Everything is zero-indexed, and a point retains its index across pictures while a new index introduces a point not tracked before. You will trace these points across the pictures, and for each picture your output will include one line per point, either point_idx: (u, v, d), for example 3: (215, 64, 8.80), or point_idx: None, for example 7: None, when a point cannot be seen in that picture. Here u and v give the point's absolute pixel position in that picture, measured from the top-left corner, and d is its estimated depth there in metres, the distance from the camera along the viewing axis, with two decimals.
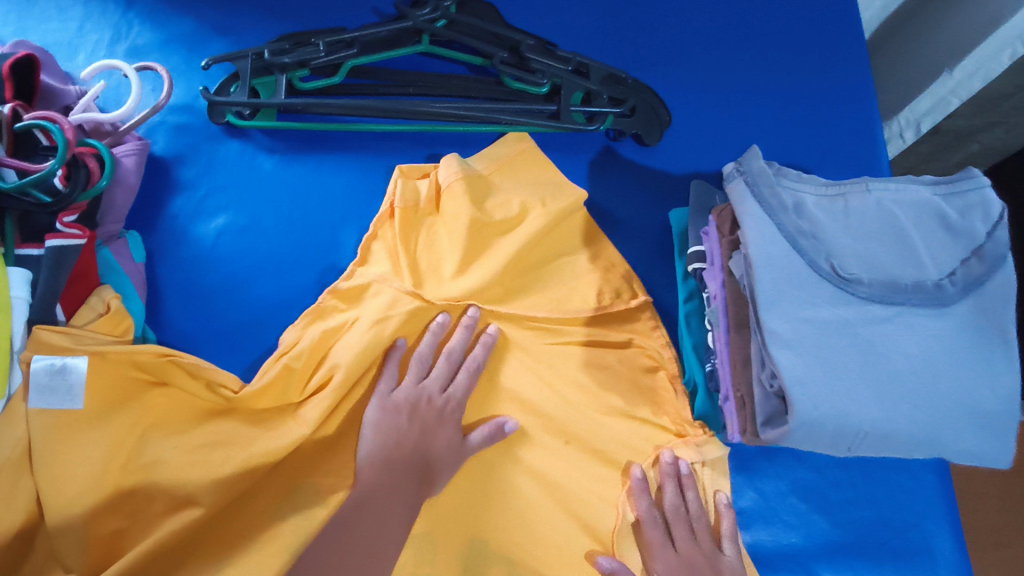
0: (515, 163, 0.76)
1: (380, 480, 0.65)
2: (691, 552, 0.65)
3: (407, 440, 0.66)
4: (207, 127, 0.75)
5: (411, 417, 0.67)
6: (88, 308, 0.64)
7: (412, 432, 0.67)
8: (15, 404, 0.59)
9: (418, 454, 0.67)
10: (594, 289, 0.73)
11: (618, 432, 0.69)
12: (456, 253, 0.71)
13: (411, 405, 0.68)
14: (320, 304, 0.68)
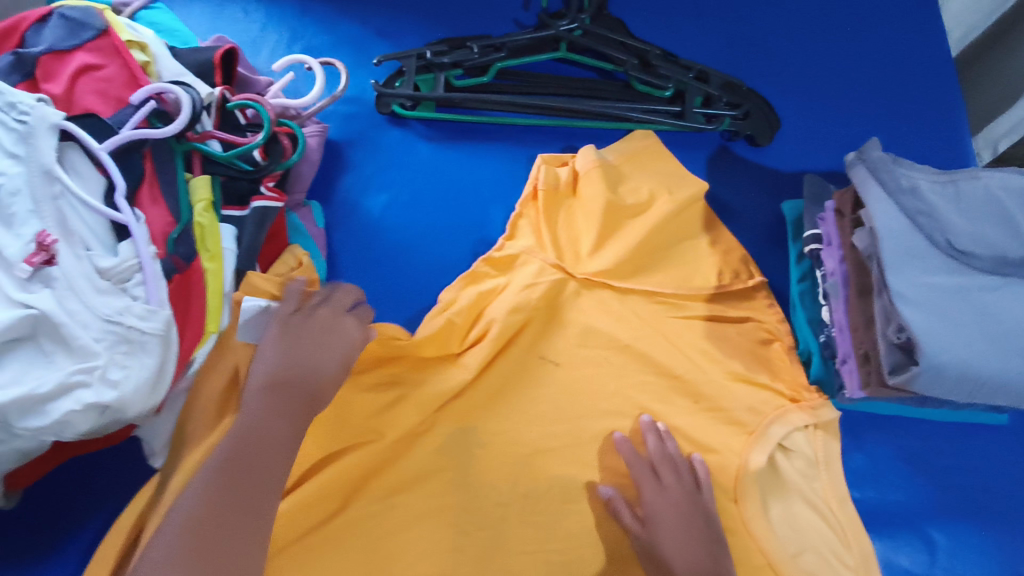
0: (644, 155, 0.85)
1: (268, 406, 0.61)
2: (675, 496, 0.70)
3: (301, 358, 0.64)
4: (373, 116, 0.85)
5: (309, 329, 0.67)
6: (283, 262, 0.74)
7: (296, 341, 0.65)
8: (226, 338, 0.71)
9: (305, 372, 0.64)
10: (715, 268, 0.81)
11: (740, 394, 0.76)
12: (593, 233, 0.80)
13: (310, 323, 0.67)
14: (475, 268, 0.77)
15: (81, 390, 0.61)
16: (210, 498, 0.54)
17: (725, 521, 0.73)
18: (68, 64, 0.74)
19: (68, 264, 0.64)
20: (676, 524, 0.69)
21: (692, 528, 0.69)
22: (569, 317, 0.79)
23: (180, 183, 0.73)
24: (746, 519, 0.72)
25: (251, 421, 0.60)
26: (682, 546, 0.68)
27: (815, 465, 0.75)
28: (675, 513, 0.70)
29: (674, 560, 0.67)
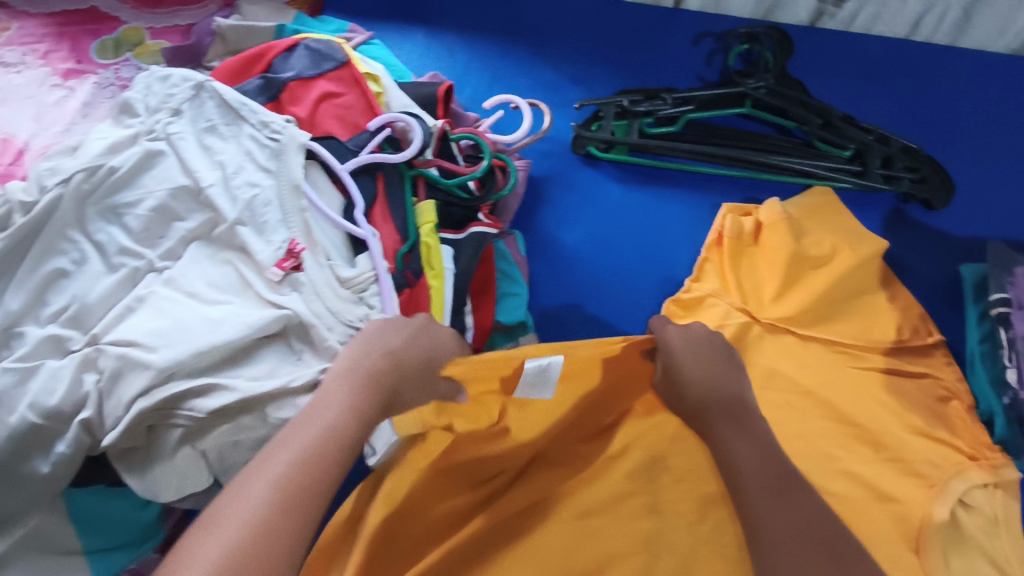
0: (822, 210, 0.88)
1: (339, 392, 0.60)
2: (693, 339, 0.75)
3: (372, 357, 0.64)
4: (570, 156, 0.92)
5: (391, 334, 0.67)
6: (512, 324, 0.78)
7: (379, 344, 0.66)
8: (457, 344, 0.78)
9: (392, 366, 0.65)
10: (892, 324, 0.83)
11: (920, 446, 0.76)
12: (777, 282, 0.83)
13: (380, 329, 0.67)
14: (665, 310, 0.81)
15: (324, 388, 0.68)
16: (274, 494, 0.51)
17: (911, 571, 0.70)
18: (311, 91, 0.82)
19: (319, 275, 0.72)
20: (694, 356, 0.73)
21: (709, 356, 0.73)
22: (752, 359, 0.82)
23: (407, 205, 0.78)
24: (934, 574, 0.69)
25: (330, 408, 0.59)
26: (699, 372, 0.71)
27: (1001, 525, 0.72)
28: (689, 349, 0.74)
29: (690, 380, 0.72)
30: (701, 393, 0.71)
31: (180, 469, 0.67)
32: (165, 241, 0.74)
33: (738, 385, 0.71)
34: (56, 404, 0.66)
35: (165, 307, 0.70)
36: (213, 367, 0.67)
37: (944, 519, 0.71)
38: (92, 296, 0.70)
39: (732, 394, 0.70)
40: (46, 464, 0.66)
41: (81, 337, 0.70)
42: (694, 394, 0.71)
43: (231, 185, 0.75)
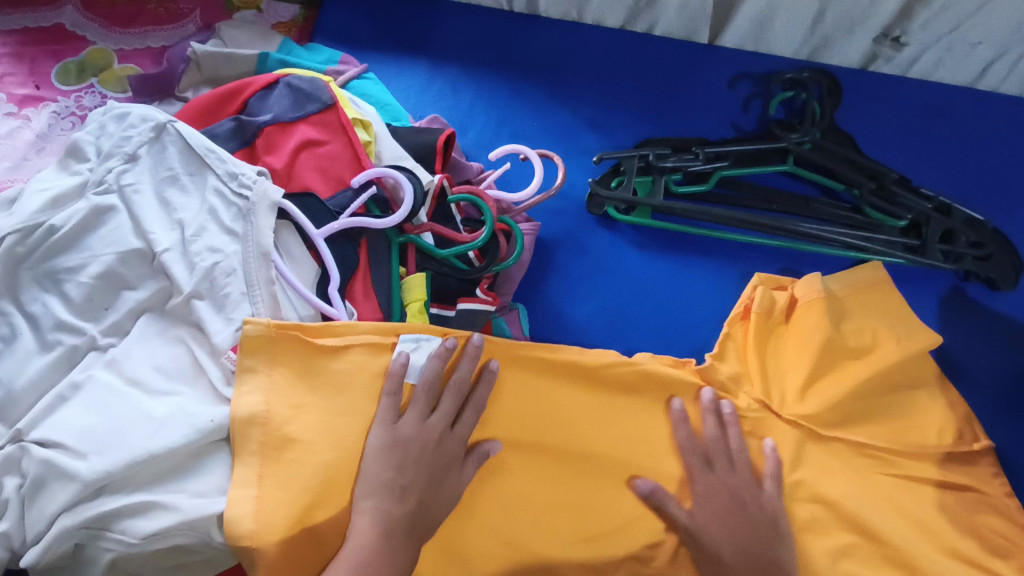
0: (871, 291, 0.77)
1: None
2: (734, 482, 0.66)
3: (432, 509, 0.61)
4: (583, 214, 0.81)
5: (438, 475, 0.62)
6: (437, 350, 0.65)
7: (427, 492, 0.61)
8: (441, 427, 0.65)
9: (422, 510, 0.61)
10: (935, 427, 0.72)
11: (963, 575, 0.66)
12: (804, 372, 0.72)
13: (439, 454, 0.62)
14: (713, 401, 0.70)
15: (239, 498, 0.56)
16: None
17: None
18: (291, 137, 0.72)
19: (274, 367, 0.61)
20: (719, 511, 0.65)
21: (742, 520, 0.64)
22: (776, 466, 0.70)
23: (393, 278, 0.68)
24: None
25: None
26: (733, 534, 0.64)
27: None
28: (722, 500, 0.65)
29: (722, 543, 0.64)
30: (738, 562, 0.63)
31: None
32: (111, 313, 0.64)
33: (779, 557, 0.63)
34: None
35: (103, 400, 0.59)
36: (153, 479, 0.56)
37: None
38: (19, 381, 0.61)
39: (770, 559, 0.62)
40: None
41: (5, 430, 0.60)
42: (727, 561, 0.63)
43: (190, 249, 0.65)
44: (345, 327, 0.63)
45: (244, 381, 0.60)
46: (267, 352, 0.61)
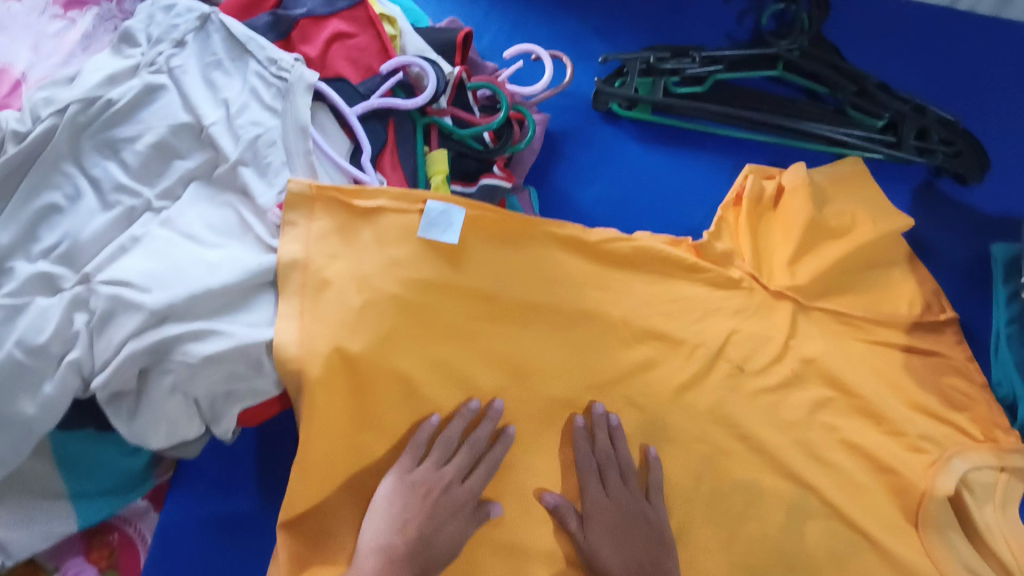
0: (851, 180, 0.84)
1: None
2: (624, 499, 0.71)
3: (434, 548, 0.65)
4: (589, 112, 0.88)
5: (441, 525, 0.66)
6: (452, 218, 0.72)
7: (433, 527, 0.66)
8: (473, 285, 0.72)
9: (424, 551, 0.65)
10: (906, 298, 0.80)
11: (924, 422, 0.75)
12: (789, 250, 0.80)
13: (441, 505, 0.67)
14: (593, 415, 0.73)
15: (285, 330, 0.64)
16: None
17: (908, 540, 0.71)
18: (323, 30, 0.78)
19: (312, 221, 0.68)
20: (610, 528, 0.70)
21: (631, 534, 0.70)
22: (763, 330, 0.78)
23: (418, 154, 0.75)
24: (932, 553, 0.71)
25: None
26: (622, 558, 0.69)
27: (994, 501, 0.73)
28: (616, 517, 0.70)
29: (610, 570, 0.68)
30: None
31: (171, 415, 0.65)
32: (164, 179, 0.71)
33: (663, 553, 0.69)
34: (45, 343, 0.64)
35: (162, 249, 0.66)
36: (210, 312, 0.64)
37: (945, 493, 0.71)
38: (84, 234, 0.68)
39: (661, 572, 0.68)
40: (31, 406, 0.64)
41: (72, 275, 0.67)
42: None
43: (234, 123, 0.71)
44: (375, 191, 0.70)
45: (284, 234, 0.67)
46: (305, 207, 0.69)
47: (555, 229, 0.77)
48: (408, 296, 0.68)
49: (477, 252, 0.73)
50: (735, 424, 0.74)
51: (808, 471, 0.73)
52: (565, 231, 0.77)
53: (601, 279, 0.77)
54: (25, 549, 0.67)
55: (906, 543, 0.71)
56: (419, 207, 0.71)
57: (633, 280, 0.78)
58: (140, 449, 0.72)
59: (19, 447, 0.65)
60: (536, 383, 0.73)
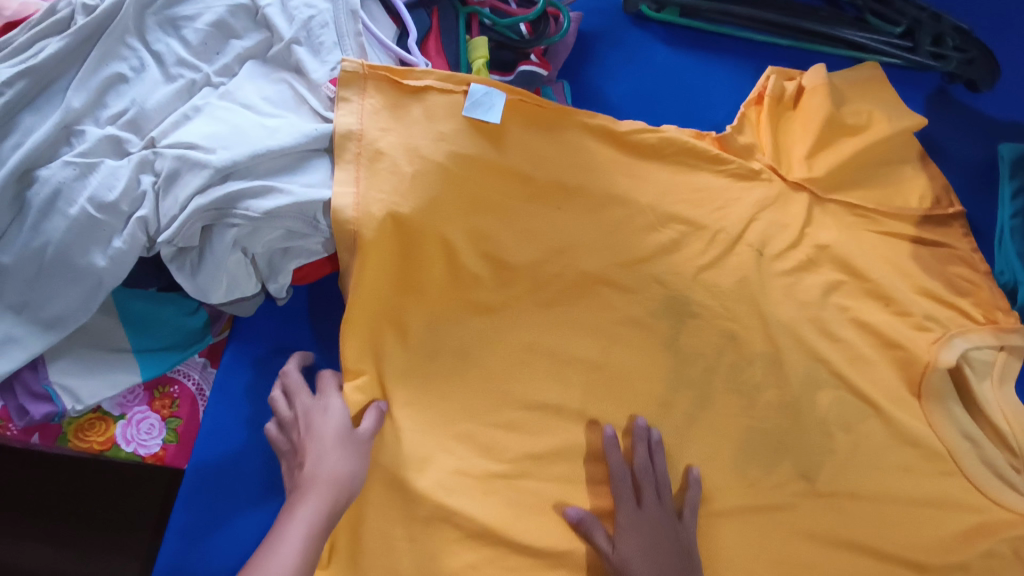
0: (868, 83, 0.88)
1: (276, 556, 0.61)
2: (656, 514, 0.71)
3: (326, 457, 0.66)
4: (619, 15, 0.92)
5: (316, 441, 0.67)
6: (494, 100, 0.75)
7: (313, 448, 0.66)
8: (512, 163, 0.76)
9: (320, 449, 0.66)
10: (917, 193, 0.85)
11: (930, 304, 0.80)
12: (808, 144, 0.84)
13: (309, 433, 0.68)
14: (638, 425, 0.74)
15: (341, 193, 0.68)
16: None
17: (910, 409, 0.77)
18: None
19: (364, 97, 0.72)
20: (643, 543, 0.69)
21: (661, 548, 0.69)
22: (782, 218, 0.83)
23: (460, 41, 0.80)
24: (930, 419, 0.77)
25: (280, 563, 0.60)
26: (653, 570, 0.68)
27: (992, 377, 0.78)
28: (648, 531, 0.70)
29: None
30: None
31: (232, 271, 0.70)
32: (221, 57, 0.75)
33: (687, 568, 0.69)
34: (115, 200, 0.68)
35: (223, 116, 0.71)
36: (269, 172, 0.69)
37: (947, 366, 0.77)
38: (149, 103, 0.72)
39: None
40: (102, 258, 0.69)
41: (139, 141, 0.71)
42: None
43: (289, 6, 0.76)
44: (423, 72, 0.74)
45: (339, 108, 0.71)
46: (357, 85, 0.72)
47: (587, 120, 0.80)
48: (453, 167, 0.72)
49: (514, 137, 0.77)
50: (754, 303, 0.79)
51: (820, 346, 0.78)
52: (596, 121, 0.80)
53: (634, 167, 0.81)
54: (94, 395, 0.72)
55: (908, 411, 0.77)
56: (464, 89, 0.75)
57: (658, 170, 0.82)
58: (199, 308, 0.78)
59: (90, 300, 0.71)
60: (569, 258, 0.77)
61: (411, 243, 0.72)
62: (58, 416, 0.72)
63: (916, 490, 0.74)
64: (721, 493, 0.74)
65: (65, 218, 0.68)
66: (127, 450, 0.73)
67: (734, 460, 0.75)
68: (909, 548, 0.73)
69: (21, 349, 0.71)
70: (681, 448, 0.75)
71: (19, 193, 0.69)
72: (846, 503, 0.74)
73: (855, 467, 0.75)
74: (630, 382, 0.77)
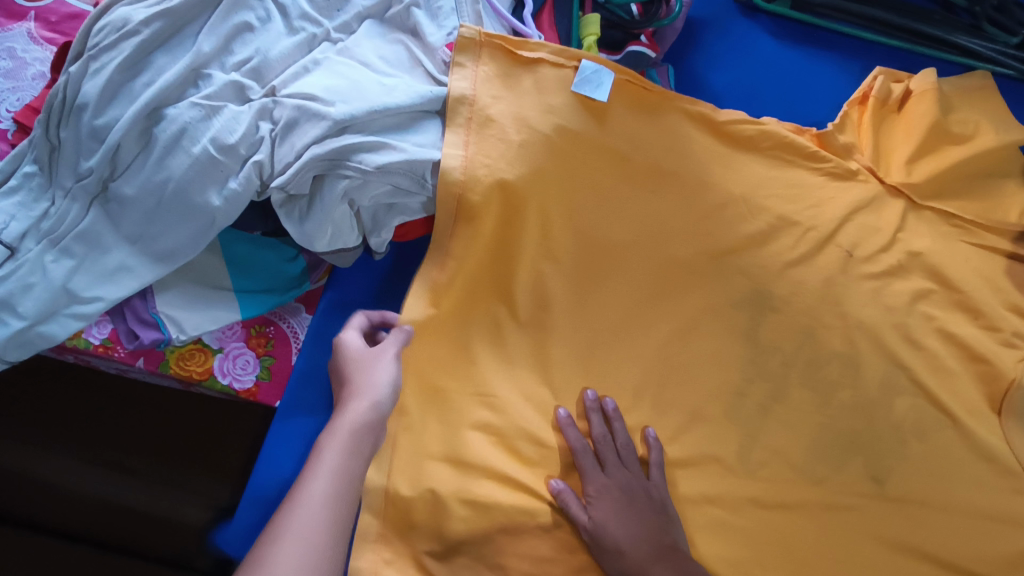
0: (977, 93, 0.87)
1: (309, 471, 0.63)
2: (625, 476, 0.71)
3: (359, 381, 0.68)
4: (729, 6, 0.95)
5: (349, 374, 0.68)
6: (600, 78, 0.76)
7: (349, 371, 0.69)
8: (612, 142, 0.77)
9: (353, 371, 0.69)
10: (1018, 208, 0.83)
11: (1019, 321, 0.79)
12: (910, 148, 0.84)
13: (347, 366, 0.70)
14: (586, 398, 0.74)
15: (450, 155, 0.71)
16: None
17: (986, 424, 0.77)
18: None
19: (478, 64, 0.76)
20: (617, 506, 0.69)
21: (638, 508, 0.70)
22: (878, 220, 0.82)
23: (573, 17, 0.83)
24: (1009, 436, 0.76)
25: (307, 488, 0.61)
26: (631, 528, 0.69)
27: None
28: (621, 492, 0.70)
29: (623, 539, 0.68)
30: (637, 549, 0.68)
31: (337, 223, 0.72)
32: (342, 15, 0.79)
33: (669, 528, 0.70)
34: (234, 143, 0.71)
35: (342, 71, 0.73)
36: (382, 129, 0.71)
37: None
38: (273, 53, 0.75)
39: (670, 543, 0.68)
40: (217, 197, 0.71)
41: (259, 88, 0.74)
42: (627, 552, 0.68)
43: None
44: (537, 44, 0.77)
45: (454, 72, 0.74)
46: (472, 52, 0.76)
47: (687, 106, 0.80)
48: (558, 140, 0.75)
49: (615, 117, 0.78)
50: (839, 303, 0.78)
51: (902, 352, 0.78)
52: (697, 108, 0.80)
53: (732, 154, 0.81)
54: (196, 327, 0.76)
55: (986, 426, 0.76)
56: (574, 64, 0.77)
57: (754, 162, 0.82)
58: (297, 256, 0.80)
59: (200, 238, 0.74)
60: (658, 241, 0.78)
61: (512, 209, 0.74)
62: (163, 344, 0.76)
63: (987, 504, 0.74)
64: (789, 486, 0.74)
65: (188, 156, 0.71)
66: (223, 382, 0.78)
67: (804, 456, 0.75)
68: (976, 561, 0.72)
69: (133, 278, 0.75)
70: (753, 439, 0.75)
71: (146, 129, 0.73)
72: (915, 510, 0.74)
73: (925, 473, 0.75)
74: (708, 365, 0.77)
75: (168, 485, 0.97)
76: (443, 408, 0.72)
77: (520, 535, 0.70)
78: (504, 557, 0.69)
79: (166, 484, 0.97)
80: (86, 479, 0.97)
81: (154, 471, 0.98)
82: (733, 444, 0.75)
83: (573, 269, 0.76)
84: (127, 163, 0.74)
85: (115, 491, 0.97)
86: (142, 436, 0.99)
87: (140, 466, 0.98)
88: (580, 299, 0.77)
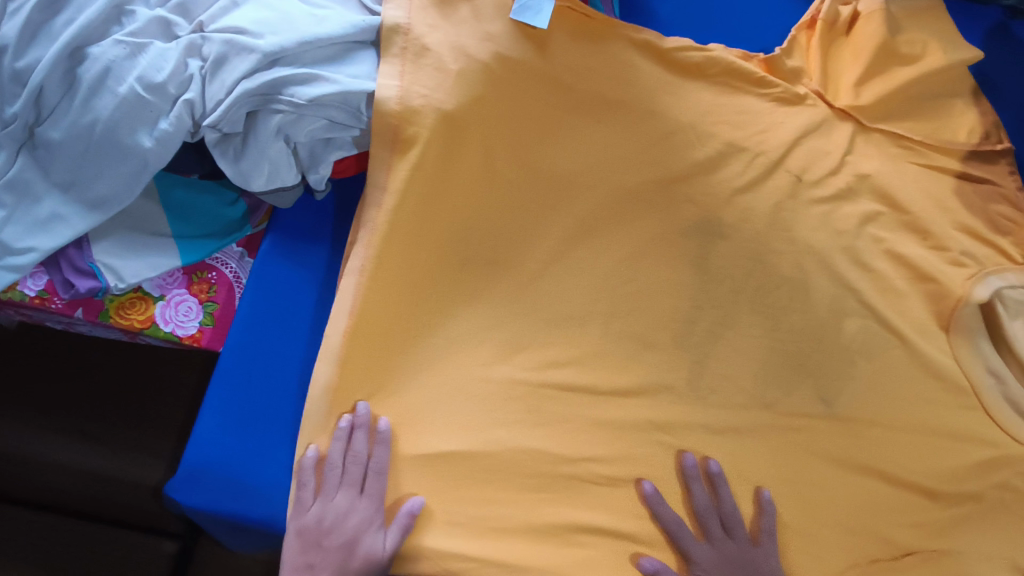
0: (926, 13, 0.86)
1: None
2: (727, 546, 0.70)
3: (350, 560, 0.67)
4: None
5: (350, 550, 0.67)
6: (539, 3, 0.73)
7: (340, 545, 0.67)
8: (557, 70, 0.75)
9: (348, 547, 0.67)
10: (966, 127, 0.83)
11: (968, 239, 0.79)
12: (858, 70, 0.83)
13: (335, 536, 0.68)
14: (686, 464, 0.73)
15: (385, 86, 0.69)
16: None
17: (935, 342, 0.77)
18: None
19: None
20: None
21: None
22: (827, 145, 0.81)
23: None
24: (957, 353, 0.77)
25: None
26: None
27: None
28: (727, 565, 0.70)
29: None
30: None
31: (274, 160, 0.70)
32: None
33: None
34: (163, 82, 0.68)
35: (271, 3, 0.71)
36: (315, 62, 0.70)
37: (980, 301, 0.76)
38: None
39: None
40: (148, 138, 0.69)
41: (187, 25, 0.72)
42: None
43: None
44: None
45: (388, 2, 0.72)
46: None
47: (633, 34, 0.77)
48: (497, 68, 0.73)
49: (557, 45, 0.75)
50: (789, 229, 0.78)
51: (851, 274, 0.77)
52: (642, 36, 0.77)
53: (681, 81, 0.79)
54: (136, 275, 0.74)
55: (935, 344, 0.77)
56: None
57: (702, 90, 0.80)
58: (238, 200, 0.79)
59: (134, 182, 0.71)
60: (606, 172, 0.77)
61: (455, 142, 0.73)
62: (101, 292, 0.74)
63: (935, 421, 0.75)
64: (742, 412, 0.75)
65: (114, 96, 0.68)
66: (166, 330, 0.76)
67: (755, 381, 0.75)
68: (924, 477, 0.74)
69: (67, 226, 0.72)
70: (704, 366, 0.75)
71: (70, 70, 0.70)
72: (864, 429, 0.75)
73: (875, 393, 0.75)
74: (658, 296, 0.76)
75: (131, 447, 0.98)
76: (392, 346, 0.72)
77: (474, 468, 0.72)
78: (458, 489, 0.71)
79: (132, 447, 0.97)
80: (50, 446, 0.97)
81: (112, 433, 0.98)
82: (685, 372, 0.75)
83: (520, 203, 0.76)
84: (52, 107, 0.71)
85: (81, 456, 0.97)
86: (109, 400, 0.99)
87: (107, 430, 0.98)
88: (530, 235, 0.76)
